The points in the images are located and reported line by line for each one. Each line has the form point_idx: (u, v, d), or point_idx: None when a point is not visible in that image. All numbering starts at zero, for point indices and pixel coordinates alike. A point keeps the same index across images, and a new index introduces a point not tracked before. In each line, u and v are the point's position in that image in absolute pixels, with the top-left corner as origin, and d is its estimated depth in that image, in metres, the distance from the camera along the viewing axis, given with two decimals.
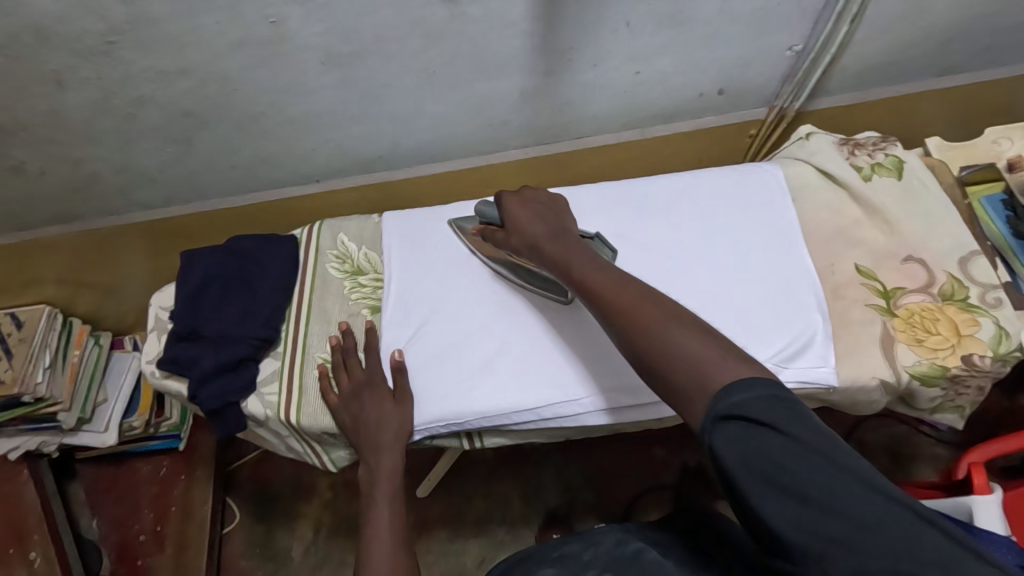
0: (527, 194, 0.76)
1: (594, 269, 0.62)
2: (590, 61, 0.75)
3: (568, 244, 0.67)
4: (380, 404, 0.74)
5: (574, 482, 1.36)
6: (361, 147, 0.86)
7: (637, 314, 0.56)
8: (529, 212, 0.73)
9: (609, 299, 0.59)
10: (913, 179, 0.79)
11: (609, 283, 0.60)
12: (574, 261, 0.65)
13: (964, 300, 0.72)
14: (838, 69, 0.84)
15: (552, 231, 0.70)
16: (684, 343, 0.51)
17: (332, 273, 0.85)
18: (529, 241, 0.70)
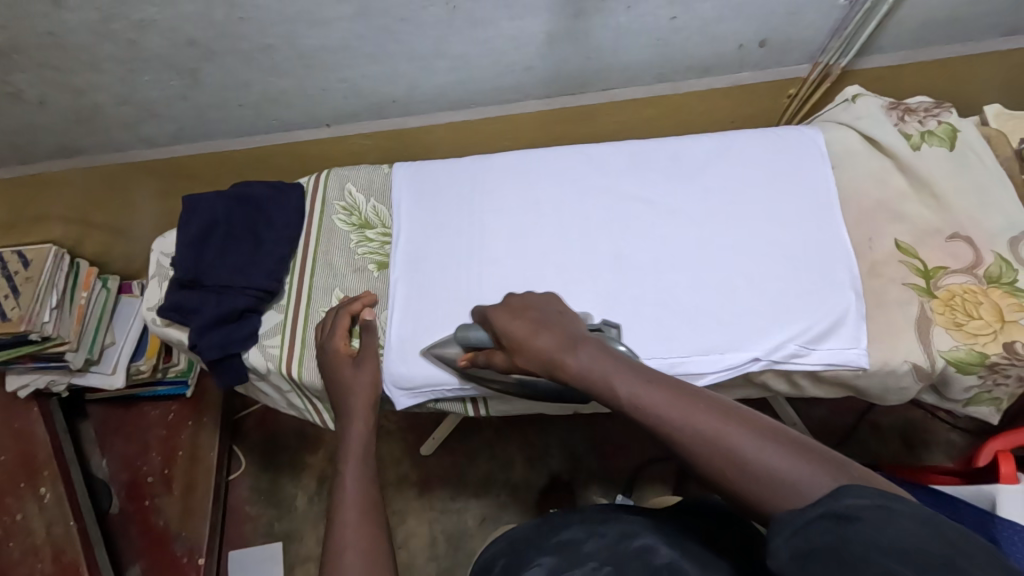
0: (518, 302, 0.64)
1: (632, 381, 0.48)
2: (624, 3, 0.69)
3: (586, 347, 0.53)
4: (342, 365, 0.71)
5: (578, 449, 1.35)
6: (374, 90, 0.81)
7: (710, 431, 0.42)
8: (528, 323, 0.60)
9: (670, 411, 0.44)
10: (968, 150, 0.73)
11: (659, 387, 0.47)
12: (607, 377, 0.49)
13: (1012, 283, 0.67)
14: (895, 23, 0.77)
15: (563, 337, 0.56)
16: (781, 461, 0.39)
17: (339, 225, 0.82)
18: (548, 361, 0.55)
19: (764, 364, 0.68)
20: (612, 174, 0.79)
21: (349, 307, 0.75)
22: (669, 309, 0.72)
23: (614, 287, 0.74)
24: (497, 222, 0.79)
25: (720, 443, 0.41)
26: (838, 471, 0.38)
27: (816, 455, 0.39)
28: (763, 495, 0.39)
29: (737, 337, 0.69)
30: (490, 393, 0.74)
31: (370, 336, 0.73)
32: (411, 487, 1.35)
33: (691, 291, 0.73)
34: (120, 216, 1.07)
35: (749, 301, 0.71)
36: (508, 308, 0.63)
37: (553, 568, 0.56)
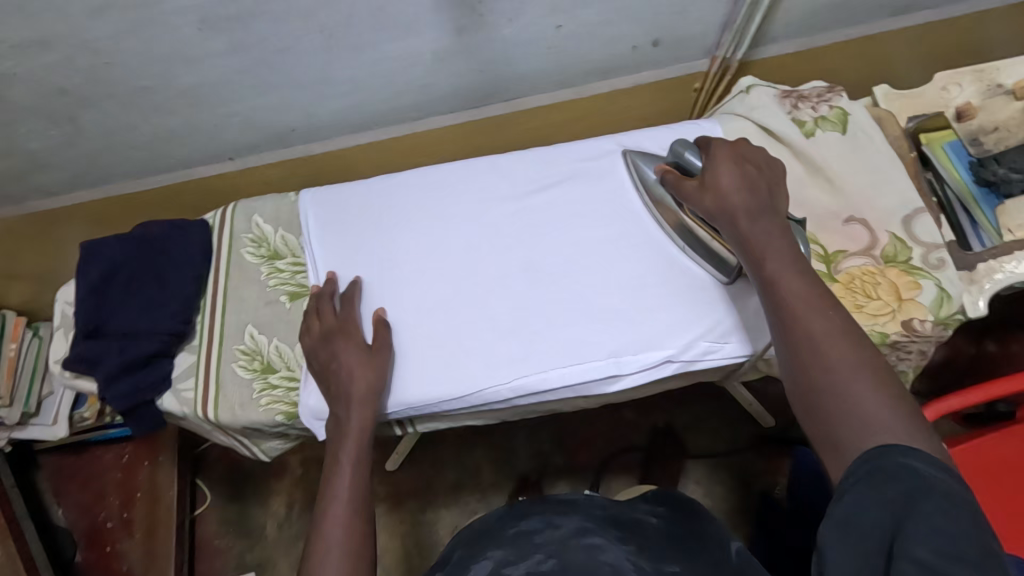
0: (740, 148, 0.64)
1: (787, 266, 0.56)
2: (505, 15, 0.69)
3: (760, 221, 0.59)
4: (355, 353, 0.69)
5: (543, 447, 1.35)
6: (271, 119, 0.80)
7: (826, 337, 0.51)
8: (742, 172, 0.62)
9: (811, 310, 0.53)
10: (859, 132, 0.74)
11: (808, 285, 0.55)
12: (774, 263, 0.56)
13: (906, 261, 0.68)
14: (781, 13, 0.78)
15: (759, 202, 0.60)
16: (868, 391, 0.48)
17: (248, 258, 0.80)
18: (727, 211, 0.60)
19: (678, 362, 0.68)
20: (520, 184, 0.79)
21: (333, 293, 0.74)
22: (582, 315, 0.72)
23: (527, 297, 0.74)
24: (406, 240, 0.78)
25: (825, 354, 0.51)
26: (908, 425, 0.46)
27: (900, 403, 0.48)
28: (829, 400, 0.49)
29: (649, 338, 0.69)
30: (411, 415, 0.73)
31: (386, 332, 0.72)
32: (381, 502, 1.34)
33: (604, 294, 0.72)
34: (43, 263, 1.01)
35: (659, 300, 0.71)
36: (723, 149, 0.64)
37: (502, 558, 0.63)
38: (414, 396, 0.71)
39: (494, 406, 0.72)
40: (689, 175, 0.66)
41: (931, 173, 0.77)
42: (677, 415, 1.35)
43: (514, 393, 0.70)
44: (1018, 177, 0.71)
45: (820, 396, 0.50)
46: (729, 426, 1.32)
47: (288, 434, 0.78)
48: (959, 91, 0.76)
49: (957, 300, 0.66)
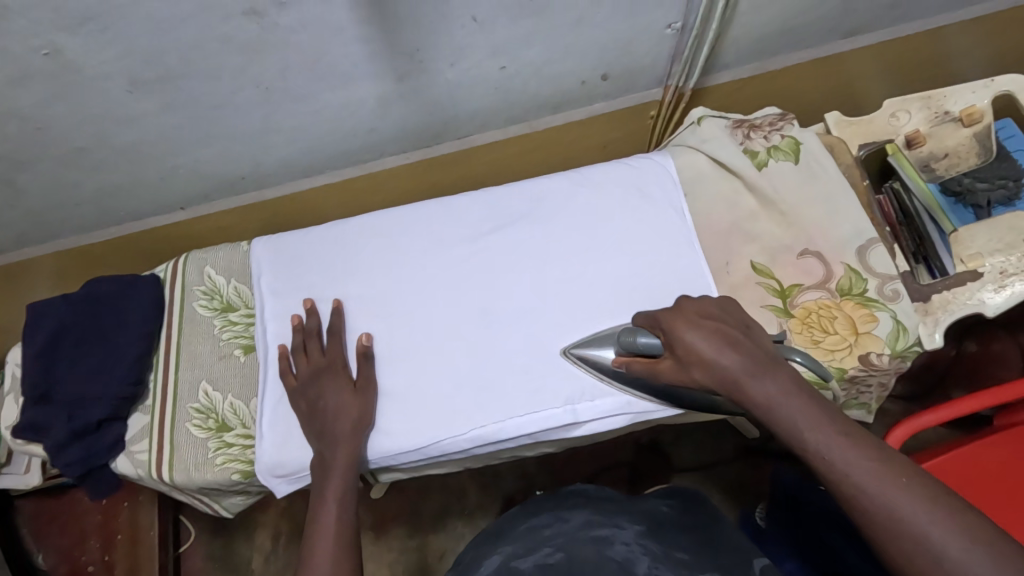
0: (689, 307, 0.60)
1: (821, 433, 0.49)
2: (446, 61, 0.67)
3: (761, 386, 0.53)
4: (340, 392, 0.69)
5: (528, 468, 1.34)
6: (218, 170, 0.78)
7: (900, 504, 0.45)
8: (714, 330, 0.57)
9: (863, 466, 0.47)
10: (811, 161, 0.73)
11: (851, 439, 0.49)
12: (805, 423, 0.50)
13: (861, 294, 0.67)
14: (730, 41, 0.77)
15: (747, 355, 0.55)
16: (969, 553, 0.43)
17: (200, 312, 0.79)
18: (726, 378, 0.54)
19: (638, 407, 0.67)
20: (474, 225, 0.77)
21: (317, 329, 0.73)
22: (540, 359, 0.71)
23: (485, 343, 0.72)
24: (361, 288, 0.76)
25: (914, 528, 0.45)
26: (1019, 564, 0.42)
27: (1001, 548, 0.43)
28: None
29: (608, 382, 0.68)
30: (371, 467, 0.71)
31: (370, 365, 0.71)
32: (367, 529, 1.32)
33: (561, 337, 0.71)
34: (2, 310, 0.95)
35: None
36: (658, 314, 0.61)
37: (513, 552, 0.67)
38: (373, 451, 0.69)
39: (455, 455, 0.70)
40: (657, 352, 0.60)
41: (898, 183, 0.76)
42: (661, 430, 1.33)
43: (472, 443, 0.69)
44: (981, 187, 0.74)
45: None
46: (713, 438, 1.32)
47: (248, 490, 0.76)
48: (908, 118, 0.76)
49: (914, 332, 0.65)
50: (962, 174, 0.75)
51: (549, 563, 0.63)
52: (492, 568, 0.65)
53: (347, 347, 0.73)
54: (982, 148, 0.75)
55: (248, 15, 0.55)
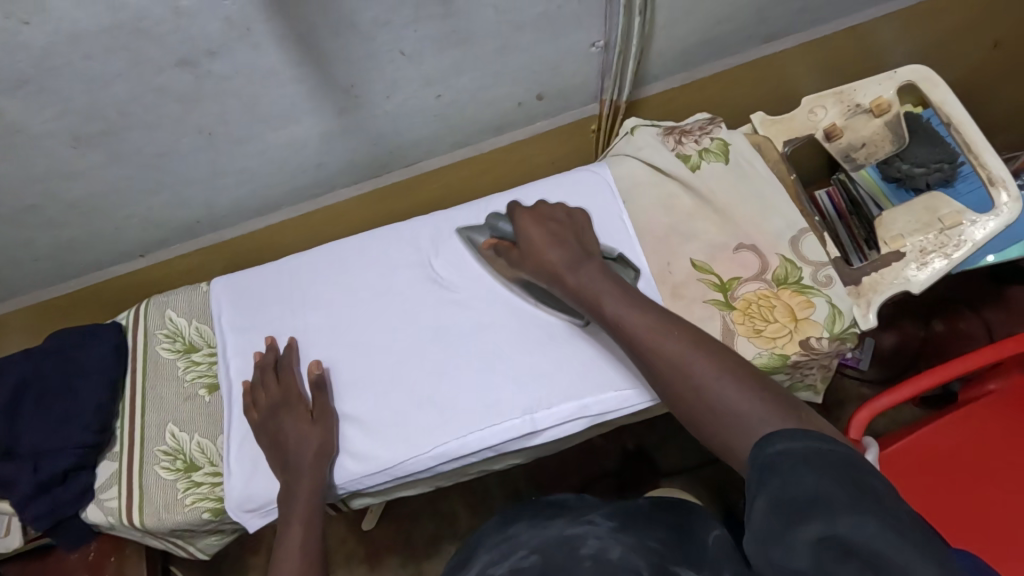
0: (544, 209, 0.71)
1: (622, 306, 0.59)
2: (381, 93, 0.71)
3: (585, 265, 0.65)
4: (298, 422, 0.70)
5: (517, 485, 1.34)
6: (173, 215, 0.81)
7: (677, 360, 0.53)
8: (545, 233, 0.68)
9: (654, 335, 0.56)
10: (741, 161, 0.77)
11: (647, 318, 0.58)
12: (609, 300, 0.60)
13: (797, 281, 0.70)
14: (655, 55, 0.81)
15: (569, 254, 0.65)
16: (724, 393, 0.50)
17: (164, 354, 0.80)
18: (551, 270, 0.65)
19: (595, 408, 0.69)
20: (426, 250, 0.80)
21: (275, 361, 0.75)
22: (495, 372, 0.72)
23: (442, 362, 0.74)
24: (320, 319, 0.78)
25: (685, 375, 0.52)
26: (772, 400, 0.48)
27: (760, 387, 0.49)
28: (702, 409, 0.51)
29: (562, 389, 0.70)
30: (340, 494, 0.72)
31: (324, 394, 0.72)
32: (361, 563, 1.30)
33: (515, 351, 0.73)
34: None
35: (498, 301, 0.76)
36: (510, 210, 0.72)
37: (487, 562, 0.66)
38: (341, 474, 0.70)
39: (420, 475, 0.72)
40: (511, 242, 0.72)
41: (844, 176, 0.86)
42: (646, 435, 1.34)
43: (435, 461, 0.70)
44: (919, 171, 0.79)
45: (698, 413, 0.51)
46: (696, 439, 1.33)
47: (223, 528, 0.76)
48: (825, 113, 0.80)
49: (849, 314, 0.68)
50: (900, 160, 0.80)
51: (525, 565, 0.62)
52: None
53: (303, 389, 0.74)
54: (895, 135, 0.78)
55: (180, 65, 0.58)
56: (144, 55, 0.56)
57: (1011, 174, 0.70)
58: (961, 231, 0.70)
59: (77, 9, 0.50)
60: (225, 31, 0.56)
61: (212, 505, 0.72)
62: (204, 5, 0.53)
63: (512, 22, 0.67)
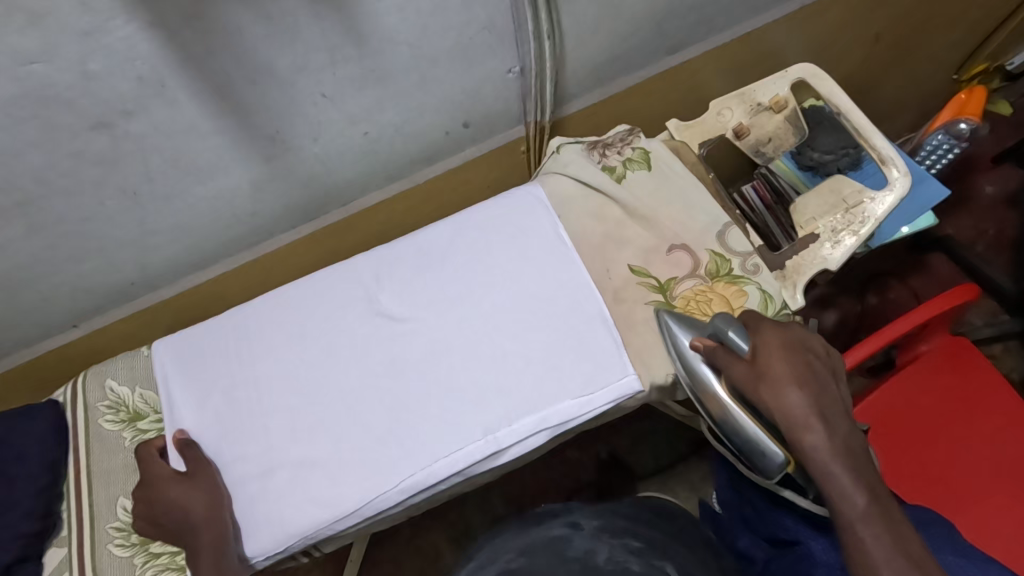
0: (796, 336, 0.61)
1: (881, 514, 0.51)
2: (307, 136, 0.71)
3: (832, 420, 0.56)
4: (173, 484, 0.71)
5: (497, 510, 1.32)
6: (105, 280, 0.78)
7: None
8: (792, 363, 0.58)
9: (913, 570, 0.47)
10: (662, 166, 0.81)
11: (902, 540, 0.50)
12: (867, 508, 0.51)
13: (729, 273, 0.74)
14: (570, 74, 0.85)
15: (815, 399, 0.56)
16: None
17: (107, 427, 0.77)
18: (791, 413, 0.56)
19: (555, 417, 0.70)
20: (370, 285, 0.80)
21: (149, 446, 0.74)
22: (454, 397, 0.73)
23: (399, 393, 0.74)
24: (268, 368, 0.77)
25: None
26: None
27: None
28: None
29: (521, 405, 0.71)
30: (309, 543, 0.70)
31: (190, 451, 0.73)
32: None
33: (471, 373, 0.74)
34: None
35: (568, 287, 0.76)
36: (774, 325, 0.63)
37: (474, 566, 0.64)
38: (301, 527, 0.69)
39: (389, 510, 0.70)
40: (738, 352, 0.62)
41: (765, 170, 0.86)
42: (617, 441, 1.36)
43: (402, 494, 0.69)
44: (830, 158, 0.81)
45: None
46: (667, 438, 1.35)
47: None
48: (731, 114, 0.85)
49: (779, 297, 0.72)
50: (810, 150, 0.82)
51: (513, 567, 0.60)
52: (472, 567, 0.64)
53: (173, 458, 0.73)
54: (795, 127, 0.84)
55: (96, 128, 0.58)
56: (58, 122, 0.55)
57: (898, 153, 0.76)
58: (864, 209, 0.75)
59: None
60: (140, 90, 0.56)
61: (173, 575, 0.71)
62: (113, 67, 0.53)
63: (427, 56, 0.69)
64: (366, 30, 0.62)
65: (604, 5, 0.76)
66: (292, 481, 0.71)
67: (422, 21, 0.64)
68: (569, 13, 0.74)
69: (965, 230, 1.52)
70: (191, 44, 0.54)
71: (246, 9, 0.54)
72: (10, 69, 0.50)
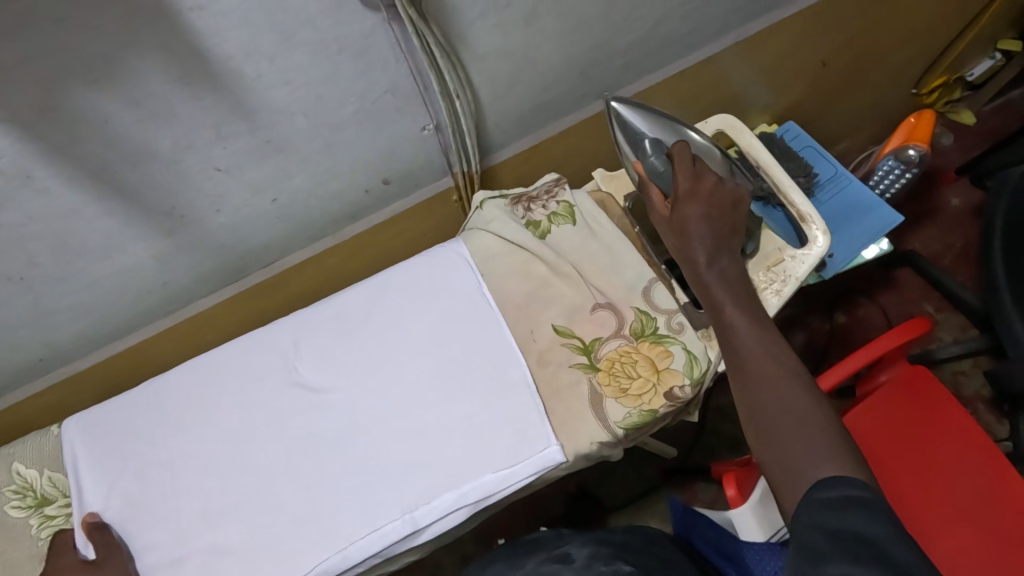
0: (709, 183, 0.68)
1: (747, 321, 0.62)
2: (210, 207, 0.69)
3: (717, 253, 0.66)
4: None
5: (463, 552, 1.30)
6: (11, 359, 0.76)
7: (762, 385, 0.57)
8: (698, 205, 0.67)
9: (760, 357, 0.59)
10: (588, 220, 0.79)
11: (762, 337, 0.60)
12: (733, 316, 0.62)
13: (654, 332, 0.72)
14: (493, 126, 0.82)
15: (710, 234, 0.66)
16: (784, 411, 0.56)
17: (14, 514, 0.74)
18: (686, 247, 0.67)
19: (474, 495, 0.67)
20: (288, 353, 0.77)
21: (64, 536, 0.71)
22: (371, 474, 0.70)
23: (315, 472, 0.71)
24: (183, 448, 0.74)
25: (762, 398, 0.57)
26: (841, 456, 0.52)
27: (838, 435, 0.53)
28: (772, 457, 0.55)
29: (441, 480, 0.68)
30: None
31: (106, 535, 0.70)
32: None
33: (391, 449, 0.71)
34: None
35: (490, 352, 0.73)
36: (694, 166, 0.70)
37: None
38: None
39: None
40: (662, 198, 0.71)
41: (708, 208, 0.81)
42: (585, 474, 1.33)
43: None
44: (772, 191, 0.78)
45: (755, 414, 0.57)
46: (633, 473, 1.32)
47: None
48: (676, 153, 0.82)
49: (704, 358, 0.70)
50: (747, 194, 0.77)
51: None
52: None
53: (84, 547, 0.70)
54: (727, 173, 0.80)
55: None
56: None
57: (818, 211, 0.74)
58: (786, 266, 0.71)
59: None
60: (4, 184, 0.53)
61: None
62: None
63: (329, 121, 0.66)
64: (252, 104, 0.59)
65: (515, 59, 0.73)
66: (203, 572, 0.68)
67: (313, 89, 0.61)
68: (478, 69, 0.71)
69: (931, 244, 1.50)
70: (50, 136, 0.51)
71: (106, 98, 0.51)
72: None
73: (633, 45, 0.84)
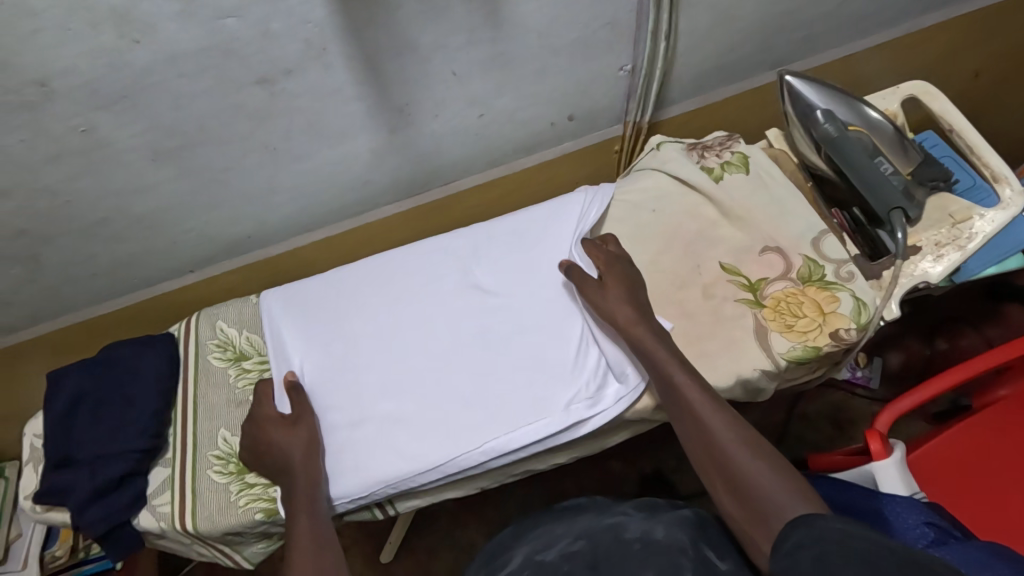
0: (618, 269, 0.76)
1: (688, 373, 0.66)
2: (431, 111, 0.77)
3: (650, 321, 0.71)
4: (280, 427, 0.73)
5: None
6: (225, 231, 0.85)
7: (725, 440, 0.61)
8: (615, 286, 0.74)
9: (705, 405, 0.63)
10: (760, 171, 0.83)
11: (705, 392, 0.65)
12: (675, 372, 0.66)
13: (821, 278, 0.75)
14: (674, 79, 0.88)
15: (636, 308, 0.72)
16: (745, 453, 0.59)
17: (215, 364, 0.83)
18: (619, 318, 0.72)
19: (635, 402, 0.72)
20: (464, 261, 0.84)
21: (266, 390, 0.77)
22: (537, 370, 0.76)
23: (484, 363, 0.77)
24: (367, 326, 0.81)
25: (729, 450, 0.60)
26: (798, 491, 0.55)
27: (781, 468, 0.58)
28: (745, 511, 0.57)
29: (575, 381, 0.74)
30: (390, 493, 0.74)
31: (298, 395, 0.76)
32: None
33: (555, 350, 0.77)
34: (19, 399, 0.95)
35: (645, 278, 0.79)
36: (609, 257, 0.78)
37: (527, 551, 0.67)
38: (386, 474, 0.73)
39: (470, 471, 0.74)
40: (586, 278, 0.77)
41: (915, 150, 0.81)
42: (663, 457, 1.23)
43: (485, 457, 0.73)
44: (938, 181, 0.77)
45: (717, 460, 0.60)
46: None
47: (272, 533, 0.77)
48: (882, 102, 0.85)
49: (873, 306, 0.73)
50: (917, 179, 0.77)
51: (573, 550, 0.64)
52: (515, 565, 0.65)
53: (279, 402, 0.77)
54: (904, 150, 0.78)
55: (258, 83, 0.64)
56: (229, 73, 0.62)
57: (1012, 172, 0.77)
58: (971, 224, 0.75)
59: (182, 31, 0.56)
60: (304, 52, 0.62)
61: (266, 505, 0.73)
62: (290, 28, 0.59)
63: (550, 47, 0.74)
64: (504, 14, 0.67)
65: (718, 12, 0.79)
66: (381, 435, 0.75)
67: (552, 10, 0.69)
68: (685, 17, 0.78)
69: None
70: (356, 12, 0.60)
71: None
72: (207, 21, 0.56)
73: (816, 20, 0.89)
